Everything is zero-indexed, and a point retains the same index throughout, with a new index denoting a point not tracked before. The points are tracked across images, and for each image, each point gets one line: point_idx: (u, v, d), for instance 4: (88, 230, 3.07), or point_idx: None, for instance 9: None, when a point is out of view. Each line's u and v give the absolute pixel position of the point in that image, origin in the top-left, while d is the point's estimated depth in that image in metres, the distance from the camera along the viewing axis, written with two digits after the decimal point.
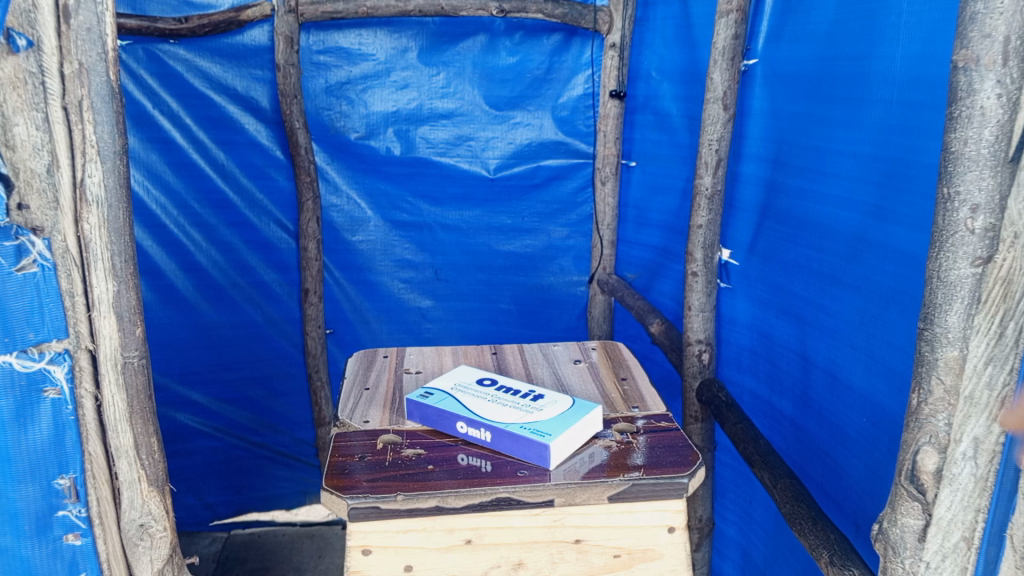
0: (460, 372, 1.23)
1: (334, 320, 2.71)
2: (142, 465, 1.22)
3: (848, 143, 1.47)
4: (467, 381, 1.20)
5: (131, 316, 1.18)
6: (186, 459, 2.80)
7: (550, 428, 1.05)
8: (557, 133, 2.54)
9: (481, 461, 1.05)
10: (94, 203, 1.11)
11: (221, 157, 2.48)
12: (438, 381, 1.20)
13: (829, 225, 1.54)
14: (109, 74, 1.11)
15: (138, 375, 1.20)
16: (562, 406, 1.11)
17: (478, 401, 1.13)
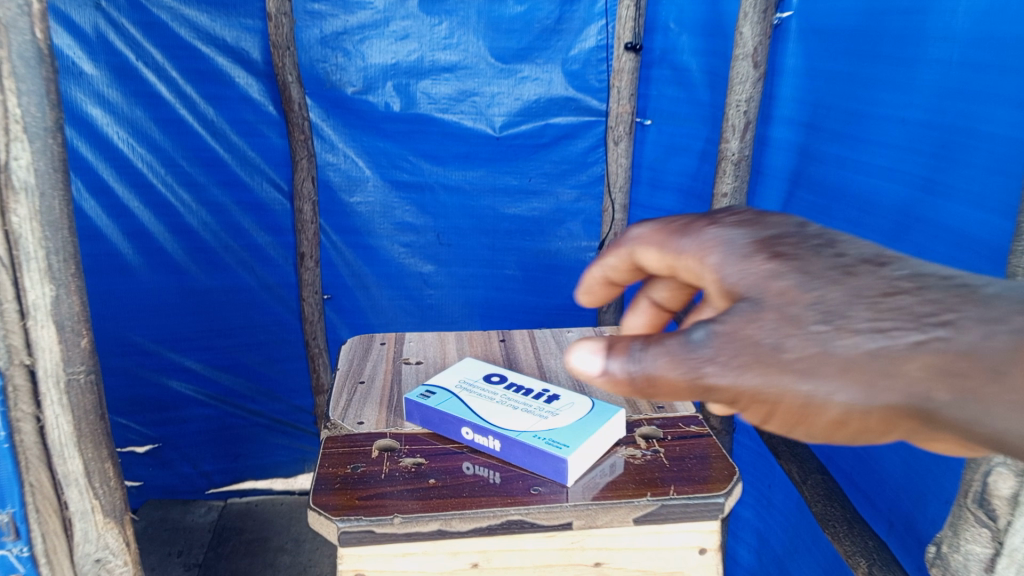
0: (466, 367, 1.11)
1: (333, 284, 2.58)
2: (95, 495, 1.13)
3: (897, 107, 1.32)
4: (473, 378, 1.08)
5: (72, 325, 1.07)
6: (179, 427, 2.70)
7: (568, 438, 0.93)
8: (567, 89, 2.36)
9: (490, 473, 0.93)
10: (23, 190, 0.98)
11: (211, 114, 2.31)
12: (440, 377, 1.08)
13: (871, 198, 1.40)
14: (35, 33, 0.97)
15: (84, 395, 1.10)
16: (581, 409, 0.99)
17: (486, 403, 1.01)
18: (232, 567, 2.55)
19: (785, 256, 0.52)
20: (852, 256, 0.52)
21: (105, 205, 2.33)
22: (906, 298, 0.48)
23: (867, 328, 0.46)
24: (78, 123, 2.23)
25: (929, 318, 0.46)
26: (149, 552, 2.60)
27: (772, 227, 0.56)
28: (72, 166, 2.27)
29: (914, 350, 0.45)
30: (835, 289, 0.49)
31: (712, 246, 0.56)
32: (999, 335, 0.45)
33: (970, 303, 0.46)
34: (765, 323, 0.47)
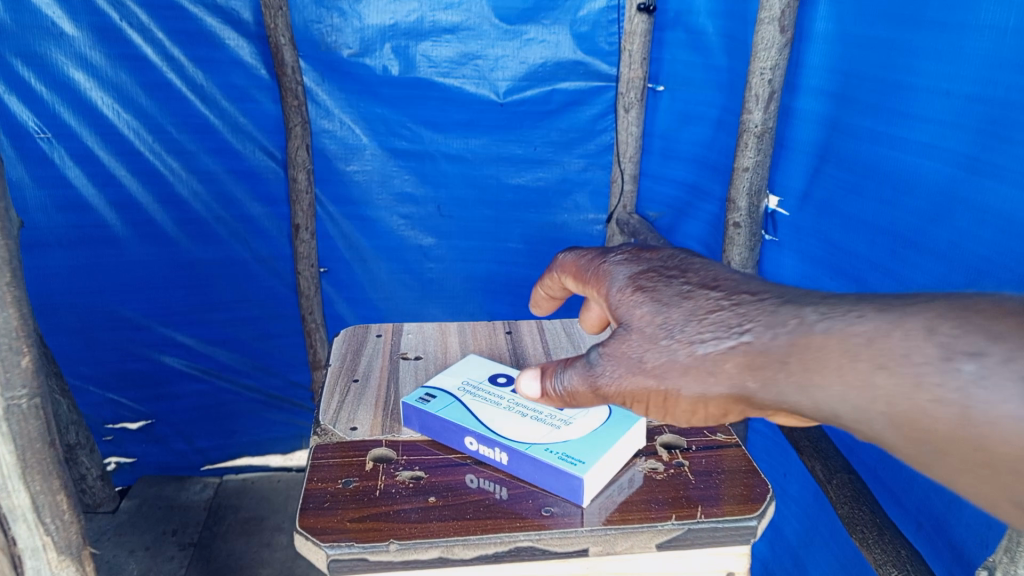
0: (471, 367, 1.02)
1: (328, 258, 2.47)
2: (47, 531, 1.13)
3: (939, 78, 1.21)
4: (478, 381, 0.99)
5: (12, 345, 1.06)
6: (173, 403, 2.63)
7: (583, 452, 0.84)
8: (575, 52, 2.23)
9: (497, 490, 0.85)
10: None
11: (199, 78, 2.18)
12: (442, 379, 0.99)
13: (907, 176, 1.30)
14: None
15: (29, 422, 1.09)
16: (596, 416, 0.90)
17: (491, 409, 0.92)
18: (227, 547, 2.51)
19: (644, 285, 0.78)
20: (693, 285, 0.75)
21: (90, 173, 2.22)
22: (724, 313, 0.69)
23: (696, 339, 0.69)
24: (59, 87, 2.11)
25: (738, 328, 0.67)
26: (143, 531, 2.53)
27: (644, 262, 0.82)
28: (53, 132, 2.15)
29: (728, 352, 0.67)
30: (680, 312, 0.72)
31: (605, 279, 0.83)
32: (780, 334, 0.64)
33: (765, 314, 0.67)
34: (632, 341, 0.73)
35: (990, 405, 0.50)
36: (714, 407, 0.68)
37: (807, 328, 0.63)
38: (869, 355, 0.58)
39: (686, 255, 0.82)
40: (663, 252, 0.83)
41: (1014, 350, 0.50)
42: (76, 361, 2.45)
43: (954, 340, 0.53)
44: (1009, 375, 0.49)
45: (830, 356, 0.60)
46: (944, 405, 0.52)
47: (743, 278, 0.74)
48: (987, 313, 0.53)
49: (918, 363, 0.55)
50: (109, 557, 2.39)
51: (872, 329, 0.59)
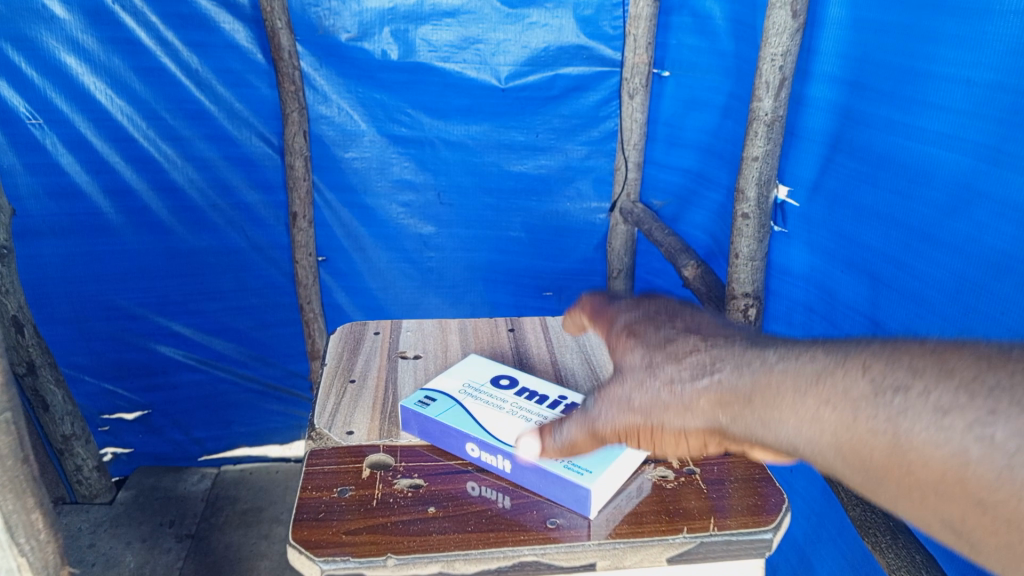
0: (472, 368, 0.99)
1: (327, 246, 2.43)
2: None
3: (960, 66, 1.16)
4: (479, 384, 0.95)
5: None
6: (170, 393, 2.59)
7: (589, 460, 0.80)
8: (578, 36, 2.18)
9: (500, 498, 0.81)
10: None
11: (194, 62, 2.12)
12: (442, 381, 0.96)
13: (922, 166, 1.26)
14: None
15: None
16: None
17: (493, 413, 0.89)
18: (225, 539, 2.49)
19: (638, 331, 0.80)
20: (679, 331, 0.77)
21: (83, 160, 2.17)
22: (700, 354, 0.71)
23: (674, 375, 0.71)
24: (51, 72, 2.05)
25: (711, 367, 0.69)
26: (140, 522, 2.51)
27: (645, 311, 0.85)
28: (45, 118, 2.10)
29: (703, 390, 0.68)
30: (657, 350, 0.74)
31: (608, 329, 0.86)
32: (746, 373, 0.66)
33: (735, 356, 0.69)
34: (623, 382, 0.73)
35: (912, 432, 0.53)
36: (693, 441, 0.70)
37: (767, 368, 0.66)
38: (814, 391, 0.61)
39: (683, 306, 0.84)
40: (663, 303, 0.85)
41: (931, 384, 0.54)
42: (71, 351, 2.42)
43: (883, 377, 0.57)
44: (925, 404, 0.54)
45: (785, 393, 0.62)
46: (878, 434, 0.55)
47: (728, 329, 0.76)
48: (914, 353, 0.58)
49: (853, 396, 0.58)
50: (106, 549, 2.39)
51: (820, 367, 0.62)
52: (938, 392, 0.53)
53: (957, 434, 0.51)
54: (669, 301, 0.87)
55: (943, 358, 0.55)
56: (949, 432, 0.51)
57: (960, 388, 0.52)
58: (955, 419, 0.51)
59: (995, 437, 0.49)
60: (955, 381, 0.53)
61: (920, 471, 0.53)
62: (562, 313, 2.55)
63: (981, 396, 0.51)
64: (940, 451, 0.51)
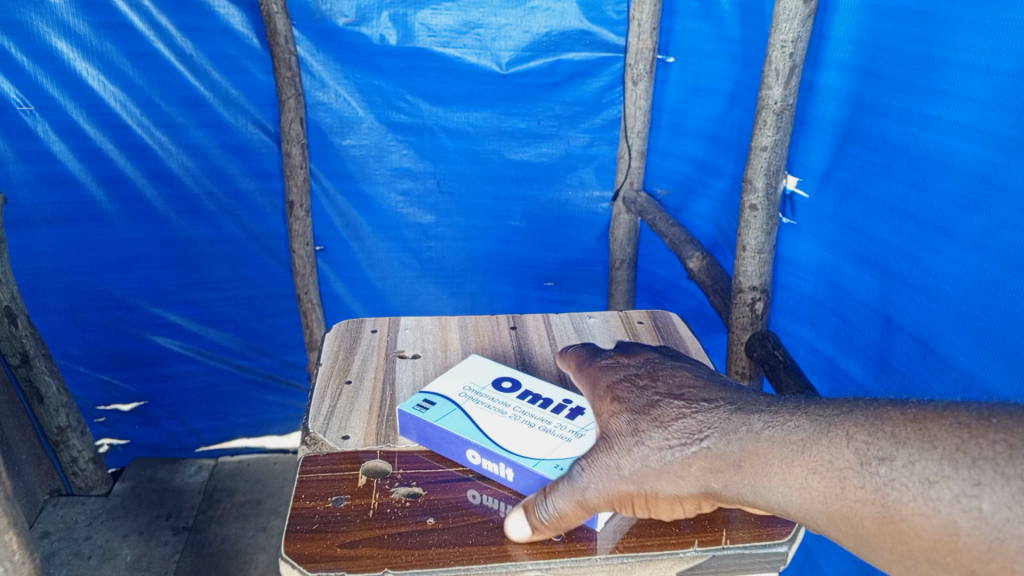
0: (475, 370, 0.98)
1: (324, 236, 2.38)
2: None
3: (980, 54, 1.12)
4: (481, 387, 0.95)
5: None
6: (166, 384, 2.56)
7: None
8: (581, 21, 2.12)
9: (501, 506, 0.82)
10: None
11: (188, 48, 2.06)
12: (443, 385, 0.95)
13: (939, 158, 1.22)
14: None
15: None
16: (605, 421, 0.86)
17: (494, 417, 0.89)
18: (223, 532, 2.47)
19: (620, 392, 0.84)
20: (660, 394, 0.82)
21: (75, 147, 2.11)
22: (687, 421, 0.77)
23: (664, 445, 0.76)
24: (42, 58, 1.99)
25: (699, 436, 0.75)
26: (137, 514, 2.49)
27: (622, 366, 0.89)
28: (36, 105, 2.04)
29: (692, 457, 0.74)
30: (644, 418, 0.79)
31: (589, 383, 0.89)
32: (733, 441, 0.74)
33: (720, 422, 0.76)
34: (609, 450, 0.77)
35: (902, 502, 0.62)
36: (687, 504, 0.77)
37: (754, 436, 0.73)
38: (802, 461, 0.69)
39: (662, 360, 0.88)
40: (641, 357, 0.89)
41: (915, 454, 0.62)
42: (66, 342, 2.38)
43: (868, 447, 0.66)
44: (911, 475, 0.62)
45: (773, 461, 0.71)
46: (868, 503, 0.64)
47: (704, 386, 0.82)
48: (894, 421, 0.66)
49: (843, 467, 0.66)
50: (102, 542, 2.37)
51: (805, 436, 0.70)
52: (923, 462, 0.62)
53: (944, 507, 0.60)
54: (644, 351, 0.91)
55: (925, 425, 0.63)
56: (937, 503, 0.60)
57: (944, 459, 0.61)
58: (942, 490, 0.60)
59: (982, 509, 0.57)
60: (937, 451, 0.61)
61: (911, 538, 0.62)
62: (563, 304, 2.52)
63: (965, 468, 0.59)
64: (930, 522, 0.60)
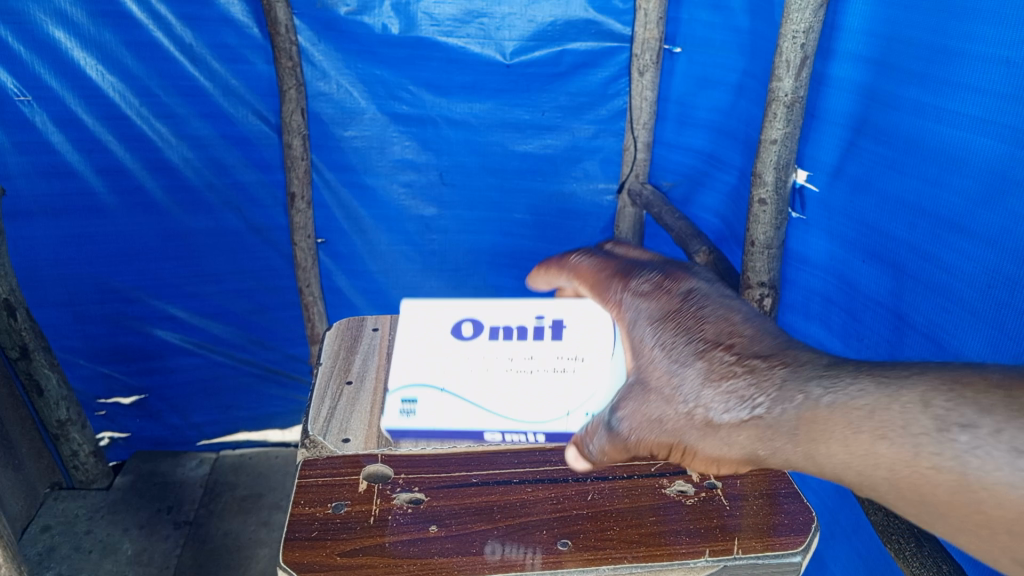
0: (424, 329, 0.89)
1: (325, 228, 2.36)
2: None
3: (1001, 45, 1.08)
4: (449, 350, 0.88)
5: None
6: (167, 376, 2.54)
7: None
8: (587, 10, 2.07)
9: (523, 552, 0.76)
10: None
11: (187, 37, 2.01)
12: (407, 365, 0.88)
13: (955, 152, 1.18)
14: None
15: None
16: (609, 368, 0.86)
17: (485, 388, 0.86)
18: (224, 526, 2.46)
19: (664, 335, 0.76)
20: (708, 340, 0.74)
21: (74, 138, 2.07)
22: (738, 383, 0.71)
23: (711, 407, 0.72)
24: (38, 46, 1.95)
25: (750, 400, 0.70)
26: (138, 508, 2.47)
27: (661, 296, 0.79)
28: (33, 95, 2.00)
29: (744, 424, 0.70)
30: (693, 376, 0.73)
31: (626, 317, 0.80)
32: (789, 410, 0.68)
33: (774, 386, 0.70)
34: (651, 402, 0.75)
35: (985, 472, 0.55)
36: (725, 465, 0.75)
37: (813, 402, 0.67)
38: (870, 426, 0.63)
39: (706, 291, 0.78)
40: (683, 282, 0.80)
41: (1003, 422, 0.55)
42: (65, 334, 2.36)
43: (948, 412, 0.58)
44: (999, 447, 0.55)
45: (835, 428, 0.64)
46: (943, 471, 0.57)
47: (756, 332, 0.74)
48: (978, 386, 0.58)
49: (917, 434, 0.59)
50: (103, 537, 2.35)
51: (872, 401, 0.63)
52: (1013, 435, 0.54)
53: None
54: (689, 274, 0.81)
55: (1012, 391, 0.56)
56: None
57: None
58: None
59: None
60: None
61: (992, 510, 0.55)
62: None
63: None
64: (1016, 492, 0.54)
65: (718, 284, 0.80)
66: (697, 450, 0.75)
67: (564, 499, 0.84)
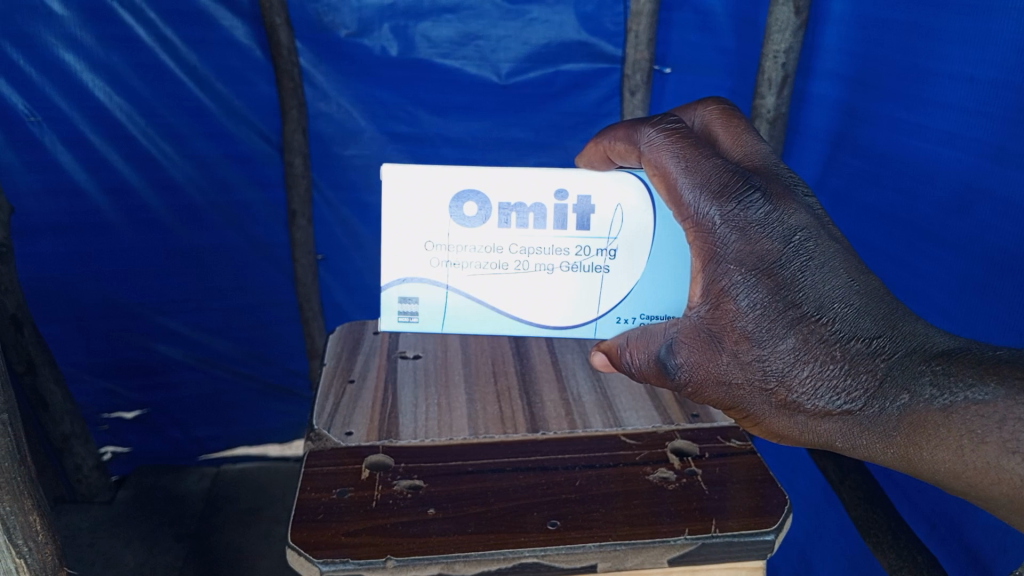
0: (423, 207, 1.10)
1: (325, 244, 2.42)
2: (20, 554, 0.88)
3: (966, 63, 1.16)
4: (463, 235, 1.11)
5: None
6: (169, 392, 2.59)
7: (650, 304, 1.14)
8: (579, 32, 2.14)
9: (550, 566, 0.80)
10: None
11: (193, 59, 2.08)
12: (408, 265, 1.12)
13: (926, 165, 1.25)
14: None
15: None
16: (645, 251, 1.11)
17: (511, 280, 1.13)
18: (224, 539, 2.50)
19: (759, 294, 0.85)
20: (806, 312, 0.83)
21: (82, 157, 2.14)
22: (830, 370, 0.82)
23: (801, 383, 0.84)
24: (48, 68, 2.01)
25: (845, 390, 0.81)
26: (139, 521, 2.52)
27: (757, 240, 0.85)
28: (43, 115, 2.06)
29: (829, 410, 0.82)
30: (786, 355, 0.84)
31: (711, 249, 0.87)
32: (893, 408, 0.79)
33: (873, 384, 0.80)
34: (720, 363, 0.89)
35: None
36: (805, 440, 0.87)
37: (925, 406, 0.77)
38: (997, 438, 0.70)
39: (812, 236, 0.86)
40: (788, 221, 0.86)
41: None
42: (70, 349, 2.41)
43: None
44: None
45: (945, 435, 0.74)
46: None
47: (858, 313, 0.83)
48: None
49: None
50: (105, 548, 2.40)
51: (1001, 411, 0.71)
52: None
53: None
54: (793, 207, 0.87)
55: None
56: None
57: None
58: None
59: None
60: None
61: None
62: None
63: None
64: None
65: (822, 228, 0.87)
66: (764, 416, 0.88)
67: (553, 484, 0.89)
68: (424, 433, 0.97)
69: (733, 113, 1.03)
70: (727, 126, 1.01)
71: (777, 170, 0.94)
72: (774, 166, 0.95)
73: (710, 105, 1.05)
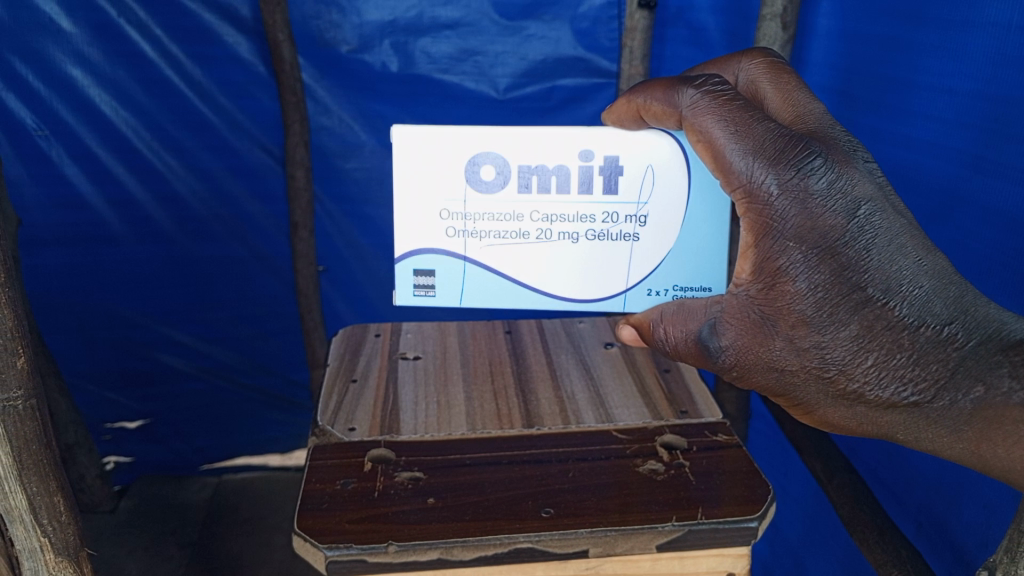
0: (439, 176, 1.13)
1: (326, 256, 2.46)
2: (43, 532, 0.93)
3: (948, 77, 1.23)
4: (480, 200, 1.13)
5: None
6: (171, 401, 2.62)
7: (681, 275, 1.15)
8: (575, 48, 2.20)
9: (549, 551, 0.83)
10: None
11: (198, 74, 2.14)
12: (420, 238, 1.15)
13: (911, 172, 1.34)
14: None
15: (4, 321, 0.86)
16: (675, 219, 1.13)
17: (533, 249, 1.15)
18: (225, 548, 2.53)
19: (820, 276, 0.85)
20: (871, 297, 0.84)
21: (88, 170, 2.18)
22: (898, 360, 0.84)
23: (867, 372, 0.86)
24: (57, 83, 2.06)
25: (912, 382, 0.84)
26: (142, 530, 2.56)
27: (819, 215, 0.84)
28: (50, 129, 2.11)
29: (896, 399, 0.85)
30: (849, 343, 0.86)
31: (767, 221, 0.85)
32: (966, 401, 0.81)
33: (946, 377, 0.82)
34: (772, 347, 0.91)
35: None
36: (864, 425, 0.90)
37: (999, 399, 0.79)
38: None
39: (874, 209, 0.84)
40: (850, 192, 0.84)
41: None
42: (73, 359, 2.44)
43: None
44: None
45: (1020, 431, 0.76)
46: None
47: (925, 297, 0.84)
48: None
49: None
50: (107, 557, 2.43)
51: None
52: None
53: None
54: (857, 176, 0.85)
55: None
56: None
57: None
58: None
59: None
60: None
61: None
62: None
63: None
64: None
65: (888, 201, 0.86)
66: (822, 401, 0.91)
67: (546, 475, 0.92)
68: (424, 428, 1.01)
69: (780, 65, 1.03)
70: (777, 83, 1.01)
71: (835, 132, 0.92)
72: (828, 128, 0.93)
73: (757, 59, 1.05)
